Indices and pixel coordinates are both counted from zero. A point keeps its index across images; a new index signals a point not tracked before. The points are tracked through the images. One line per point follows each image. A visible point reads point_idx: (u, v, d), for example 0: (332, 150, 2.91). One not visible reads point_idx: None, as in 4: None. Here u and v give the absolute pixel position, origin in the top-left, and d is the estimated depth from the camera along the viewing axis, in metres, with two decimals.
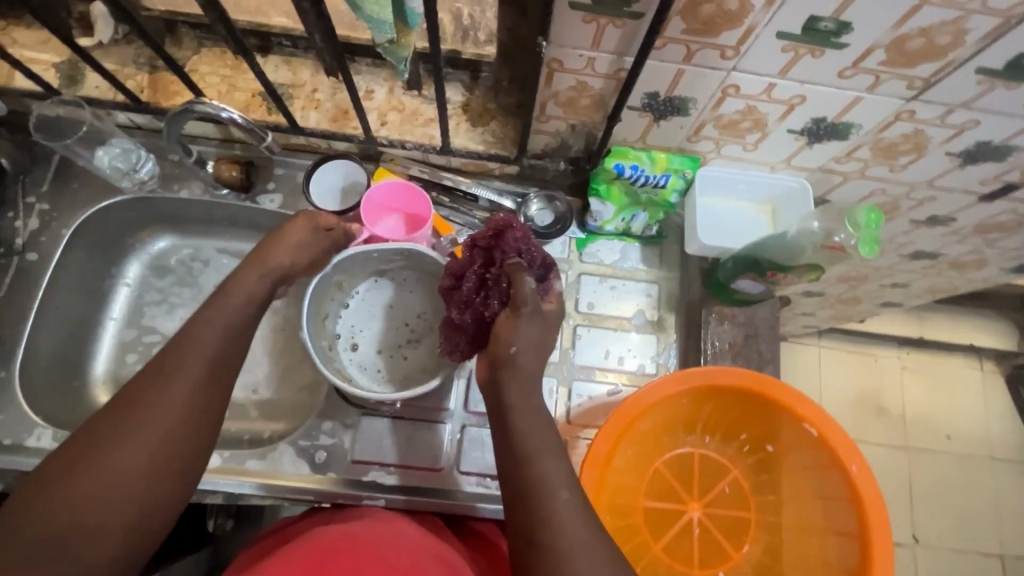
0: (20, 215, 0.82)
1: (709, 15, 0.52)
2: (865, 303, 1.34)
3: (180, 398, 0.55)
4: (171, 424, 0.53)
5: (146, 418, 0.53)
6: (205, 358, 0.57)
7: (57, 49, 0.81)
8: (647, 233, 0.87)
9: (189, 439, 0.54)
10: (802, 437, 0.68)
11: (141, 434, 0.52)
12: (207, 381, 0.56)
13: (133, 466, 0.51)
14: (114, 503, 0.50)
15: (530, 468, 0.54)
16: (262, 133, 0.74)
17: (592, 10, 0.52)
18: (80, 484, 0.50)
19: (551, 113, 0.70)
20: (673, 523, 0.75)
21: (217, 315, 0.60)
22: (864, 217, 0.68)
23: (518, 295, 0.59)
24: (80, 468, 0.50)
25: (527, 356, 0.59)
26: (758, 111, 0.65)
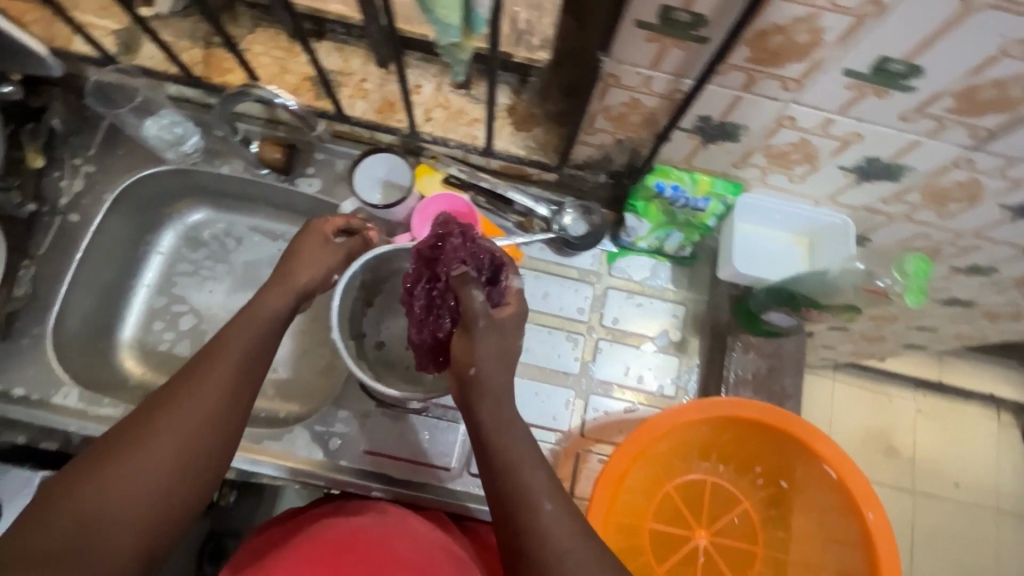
0: (65, 176, 0.84)
1: (777, 47, 0.51)
2: (889, 343, 1.31)
3: (211, 400, 0.55)
4: (202, 424, 0.54)
5: (174, 420, 0.54)
6: (231, 366, 0.57)
7: (115, 15, 0.82)
8: (680, 253, 0.86)
9: (210, 445, 0.55)
10: (818, 477, 0.67)
11: (168, 435, 0.53)
12: (232, 389, 0.57)
13: (163, 462, 0.52)
14: (130, 507, 0.50)
15: (509, 478, 0.53)
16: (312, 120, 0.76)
17: (658, 30, 0.52)
18: (98, 487, 0.50)
19: (599, 126, 0.70)
20: (678, 549, 0.73)
21: (245, 328, 0.60)
22: (913, 266, 0.75)
23: (468, 309, 0.55)
24: (112, 460, 0.51)
25: (497, 366, 0.56)
26: (810, 145, 0.64)
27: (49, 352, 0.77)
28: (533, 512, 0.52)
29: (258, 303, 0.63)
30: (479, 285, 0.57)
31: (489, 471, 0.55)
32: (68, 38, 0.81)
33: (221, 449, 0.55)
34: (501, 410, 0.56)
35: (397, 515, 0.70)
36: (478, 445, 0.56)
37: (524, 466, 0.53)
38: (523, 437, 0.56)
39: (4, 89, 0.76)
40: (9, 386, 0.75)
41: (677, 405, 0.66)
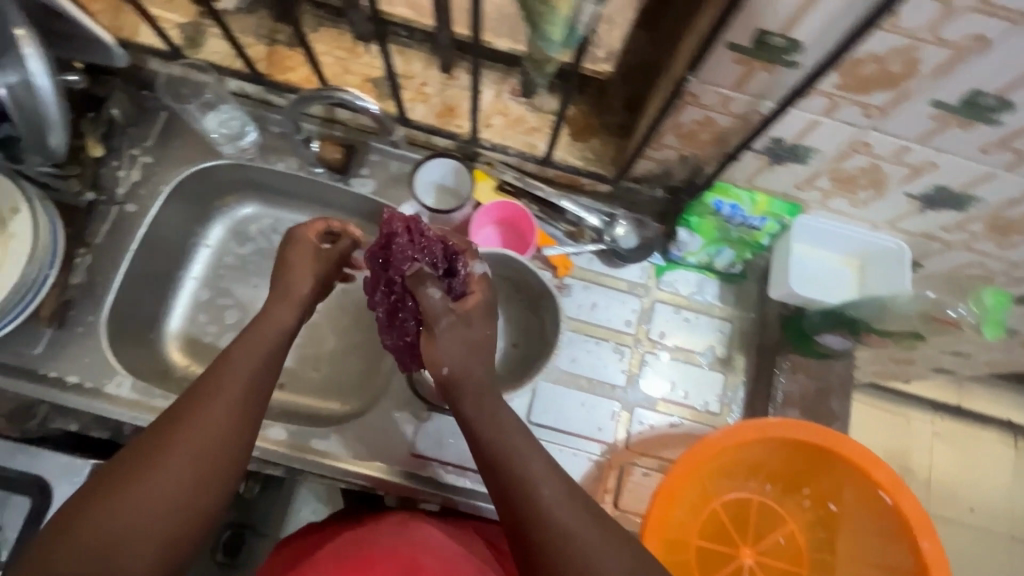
0: (123, 165, 0.84)
1: (869, 74, 0.51)
2: (917, 366, 1.31)
3: (223, 415, 0.53)
4: (214, 439, 0.52)
5: (185, 437, 0.51)
6: (243, 379, 0.55)
7: (182, 9, 0.83)
8: (729, 270, 0.86)
9: (223, 463, 0.52)
10: (869, 503, 0.67)
11: (181, 453, 0.50)
12: (244, 403, 0.54)
13: (176, 482, 0.49)
14: (146, 529, 0.48)
15: (508, 466, 0.52)
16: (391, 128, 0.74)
17: (749, 53, 0.52)
18: (109, 517, 0.47)
19: (666, 142, 0.70)
20: (723, 567, 0.73)
21: (256, 343, 0.59)
22: (992, 300, 0.73)
23: (430, 307, 0.60)
24: (124, 484, 0.48)
25: (469, 355, 0.58)
26: (881, 171, 0.64)
27: (103, 341, 0.78)
28: (538, 504, 0.51)
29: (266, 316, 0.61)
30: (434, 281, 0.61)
31: (487, 462, 0.54)
32: (135, 29, 0.82)
33: (234, 465, 0.53)
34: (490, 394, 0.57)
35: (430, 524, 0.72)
36: (470, 439, 0.56)
37: (523, 454, 0.53)
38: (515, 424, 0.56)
39: (72, 78, 0.76)
40: (64, 373, 0.76)
41: (731, 424, 0.67)
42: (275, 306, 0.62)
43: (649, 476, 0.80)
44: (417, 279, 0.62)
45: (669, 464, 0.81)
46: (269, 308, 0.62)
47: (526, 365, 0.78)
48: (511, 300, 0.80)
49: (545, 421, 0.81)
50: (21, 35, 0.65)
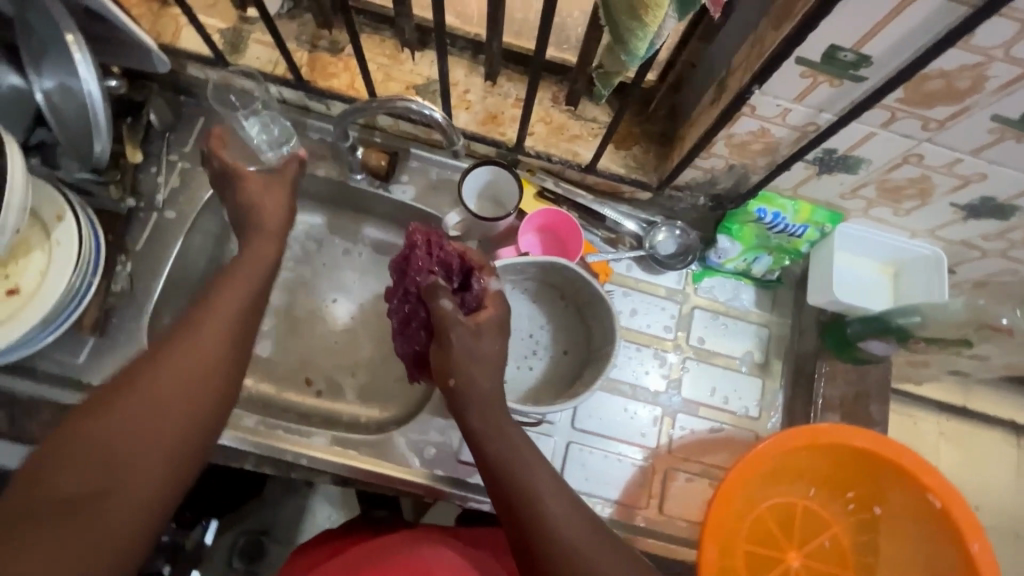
0: (161, 171, 0.84)
1: (935, 89, 0.52)
2: (931, 368, 1.32)
3: (214, 334, 0.55)
4: (210, 355, 0.54)
5: (181, 355, 0.52)
6: (230, 317, 0.57)
7: (224, 15, 0.82)
8: (766, 277, 0.87)
9: (213, 382, 0.53)
10: (916, 506, 0.68)
11: (177, 369, 0.52)
12: (230, 336, 0.56)
13: (175, 395, 0.51)
14: (148, 440, 0.48)
15: (515, 474, 0.54)
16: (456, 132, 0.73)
17: (816, 67, 0.53)
18: (104, 427, 0.47)
19: (716, 151, 0.71)
20: (770, 570, 0.74)
21: (240, 283, 0.62)
22: None
23: (441, 317, 0.61)
24: (120, 399, 0.49)
25: (476, 367, 0.59)
26: (929, 181, 0.66)
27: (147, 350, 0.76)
28: (536, 517, 0.51)
29: (243, 271, 0.63)
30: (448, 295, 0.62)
31: (490, 472, 0.55)
32: (175, 33, 0.81)
33: (224, 385, 0.54)
34: (497, 408, 0.58)
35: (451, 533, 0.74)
36: (475, 450, 0.57)
37: (526, 466, 0.54)
38: (521, 437, 0.57)
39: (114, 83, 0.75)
40: None
41: (776, 433, 0.68)
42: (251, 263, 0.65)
43: (692, 481, 0.81)
44: (431, 289, 0.64)
45: (713, 468, 0.82)
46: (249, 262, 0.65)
47: (576, 372, 0.78)
48: (557, 305, 0.80)
49: (590, 427, 0.81)
50: (71, 41, 0.66)
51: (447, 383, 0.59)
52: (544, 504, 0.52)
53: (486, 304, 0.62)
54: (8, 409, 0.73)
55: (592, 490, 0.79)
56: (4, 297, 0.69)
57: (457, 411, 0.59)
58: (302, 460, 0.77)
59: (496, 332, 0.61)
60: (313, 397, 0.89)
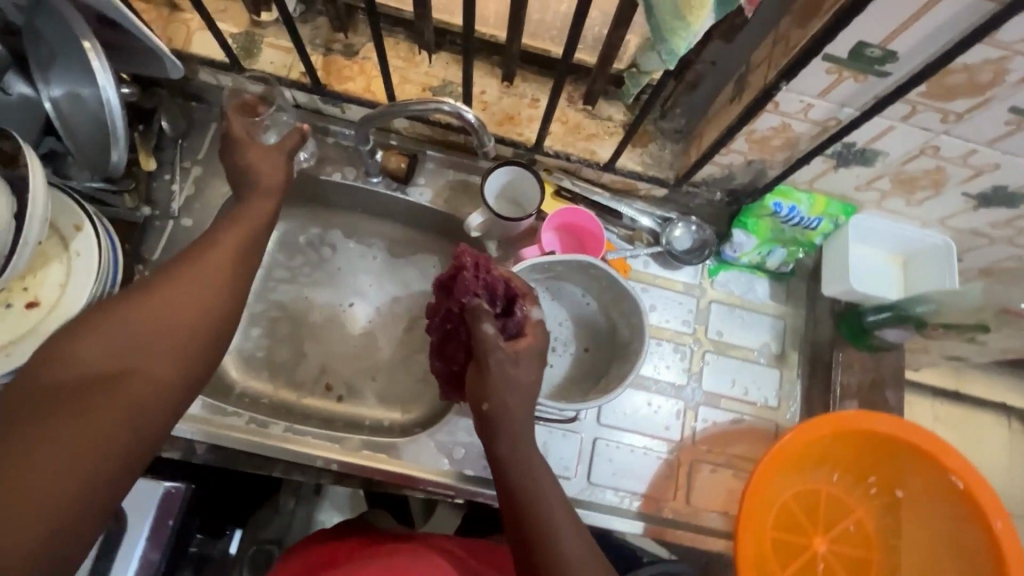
0: (175, 179, 0.83)
1: (955, 83, 0.54)
2: (928, 354, 1.35)
3: (221, 255, 0.54)
4: (218, 272, 0.53)
5: (189, 272, 0.52)
6: (237, 246, 0.56)
7: (235, 19, 0.81)
8: (780, 269, 0.88)
9: (223, 300, 0.52)
10: (938, 489, 0.71)
11: (186, 280, 0.51)
12: (238, 259, 0.55)
13: (185, 301, 0.50)
14: (159, 338, 0.47)
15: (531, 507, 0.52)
16: (484, 138, 0.72)
17: (842, 64, 0.55)
18: (116, 322, 0.46)
19: (736, 147, 0.72)
20: (799, 556, 0.76)
21: (248, 217, 0.60)
22: None
23: (482, 342, 0.59)
24: (129, 302, 0.48)
25: (509, 393, 0.57)
26: (943, 172, 0.68)
27: None
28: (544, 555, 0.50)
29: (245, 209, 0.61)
30: (491, 318, 0.61)
31: (507, 498, 0.54)
32: (187, 39, 0.80)
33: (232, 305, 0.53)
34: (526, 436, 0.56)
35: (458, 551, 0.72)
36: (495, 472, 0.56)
37: (543, 501, 0.53)
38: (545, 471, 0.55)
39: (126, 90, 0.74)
40: None
41: (802, 423, 0.69)
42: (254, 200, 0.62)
43: (717, 471, 0.82)
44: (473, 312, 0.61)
45: (735, 458, 0.83)
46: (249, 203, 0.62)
47: (599, 370, 0.79)
48: (579, 303, 0.81)
49: (615, 422, 0.82)
50: (89, 48, 0.65)
51: (480, 403, 0.57)
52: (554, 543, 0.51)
53: (527, 333, 0.60)
54: None
55: (619, 485, 0.80)
56: (22, 310, 0.68)
57: (483, 431, 0.57)
58: (332, 465, 0.77)
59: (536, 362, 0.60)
60: (335, 402, 0.88)
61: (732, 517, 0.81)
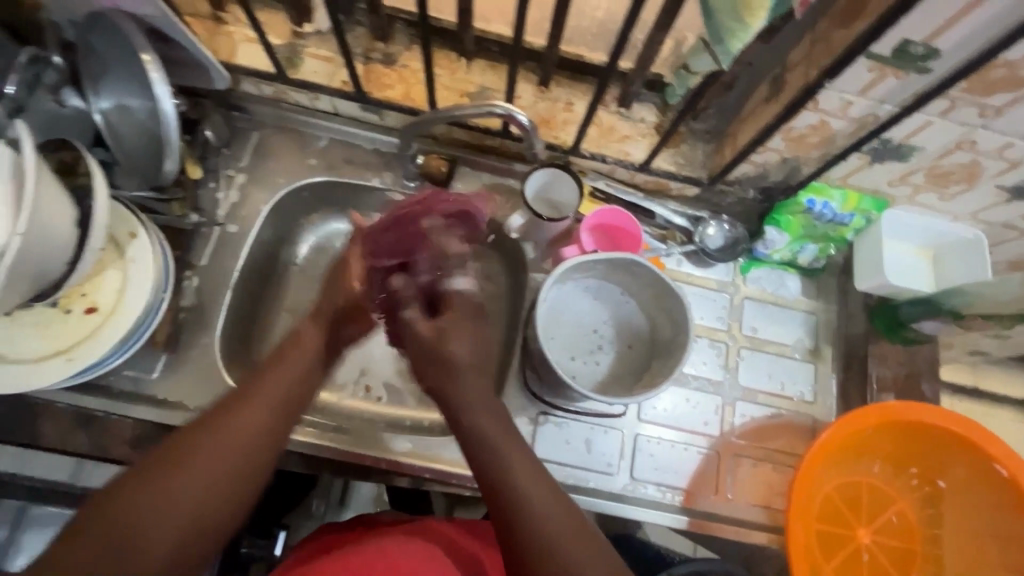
0: (220, 187, 0.85)
1: (996, 78, 0.56)
2: (953, 349, 1.35)
3: (258, 418, 0.57)
4: (250, 438, 0.55)
5: (226, 433, 0.54)
6: (276, 398, 0.60)
7: (277, 30, 0.83)
8: (811, 265, 0.90)
9: (255, 463, 0.55)
10: (981, 476, 0.71)
11: (220, 445, 0.53)
12: (280, 413, 0.59)
13: (211, 473, 0.52)
14: (174, 517, 0.49)
15: (494, 470, 0.55)
16: (535, 140, 0.74)
17: (885, 61, 0.57)
18: (136, 499, 0.48)
19: (772, 145, 0.74)
20: (843, 547, 0.76)
21: (291, 366, 0.63)
22: None
23: (413, 331, 0.65)
24: (159, 474, 0.50)
25: (477, 399, 0.59)
26: (979, 166, 0.69)
27: (219, 362, 0.77)
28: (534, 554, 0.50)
29: (292, 348, 0.66)
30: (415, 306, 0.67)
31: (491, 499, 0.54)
32: (231, 50, 0.82)
33: (264, 466, 0.56)
34: (502, 436, 0.57)
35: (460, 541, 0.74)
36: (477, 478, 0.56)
37: (523, 498, 0.53)
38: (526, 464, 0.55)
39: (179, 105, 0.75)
40: (184, 397, 0.75)
41: (843, 415, 0.70)
42: (301, 339, 0.68)
43: (756, 465, 0.83)
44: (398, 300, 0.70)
45: (774, 452, 0.84)
46: (297, 341, 0.67)
47: (640, 367, 0.81)
48: (618, 301, 0.83)
49: (656, 418, 0.83)
50: (149, 61, 0.67)
51: (456, 415, 0.59)
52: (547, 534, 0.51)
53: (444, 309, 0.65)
54: (88, 426, 0.72)
55: (660, 480, 0.81)
56: (82, 315, 0.69)
57: (463, 444, 0.58)
58: (382, 464, 0.78)
59: (465, 337, 0.63)
60: (374, 403, 0.89)
61: (773, 510, 0.82)
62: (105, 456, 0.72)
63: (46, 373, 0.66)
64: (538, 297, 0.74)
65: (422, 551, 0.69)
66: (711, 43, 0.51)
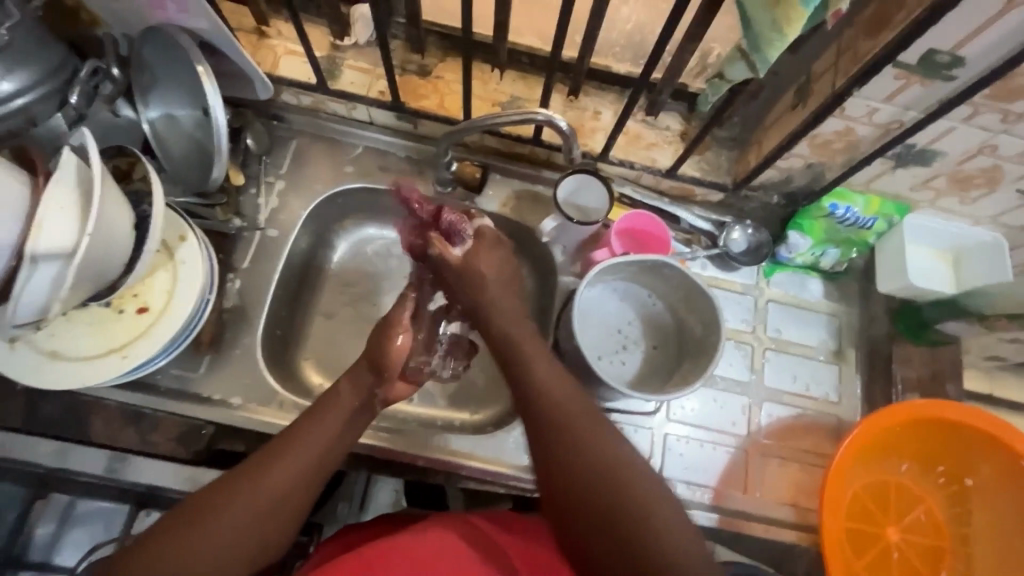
0: (261, 193, 0.88)
1: (1018, 85, 0.59)
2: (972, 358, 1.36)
3: (286, 481, 0.60)
4: (276, 503, 0.59)
5: (254, 496, 0.58)
6: (305, 462, 0.61)
7: (317, 43, 0.87)
8: (834, 268, 0.91)
9: (272, 529, 0.59)
10: (1009, 474, 0.73)
11: (248, 508, 0.58)
12: (304, 481, 0.61)
13: (238, 533, 0.57)
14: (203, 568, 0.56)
15: (578, 429, 0.60)
16: (575, 145, 0.76)
17: (911, 69, 0.60)
18: (172, 551, 0.55)
19: (798, 151, 0.77)
20: (873, 545, 0.77)
21: (327, 418, 0.65)
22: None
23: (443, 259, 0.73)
24: (193, 530, 0.56)
25: (533, 353, 0.66)
26: (1000, 170, 0.71)
27: (260, 361, 0.80)
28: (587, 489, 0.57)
29: (329, 404, 0.66)
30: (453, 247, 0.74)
31: (544, 447, 0.60)
32: (274, 63, 0.86)
33: (283, 530, 0.60)
34: (557, 387, 0.63)
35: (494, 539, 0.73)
36: (530, 427, 0.63)
37: (578, 439, 0.59)
38: (580, 408, 0.61)
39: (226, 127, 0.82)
40: (227, 395, 0.78)
41: (870, 414, 0.72)
42: (339, 398, 0.67)
43: (783, 465, 0.84)
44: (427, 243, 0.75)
45: (801, 452, 0.85)
46: (337, 399, 0.66)
47: (669, 367, 0.84)
48: (646, 303, 0.86)
49: (685, 417, 0.85)
50: (203, 72, 0.70)
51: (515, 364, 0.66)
52: (597, 475, 0.57)
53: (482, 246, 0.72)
54: (136, 424, 0.75)
55: (690, 479, 0.82)
56: (133, 316, 0.72)
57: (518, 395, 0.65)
58: (418, 461, 0.80)
59: (492, 259, 0.73)
60: (405, 403, 0.91)
61: (802, 509, 0.83)
62: (155, 452, 0.74)
63: (101, 370, 0.70)
64: (573, 298, 0.76)
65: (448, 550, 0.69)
66: (749, 52, 0.54)
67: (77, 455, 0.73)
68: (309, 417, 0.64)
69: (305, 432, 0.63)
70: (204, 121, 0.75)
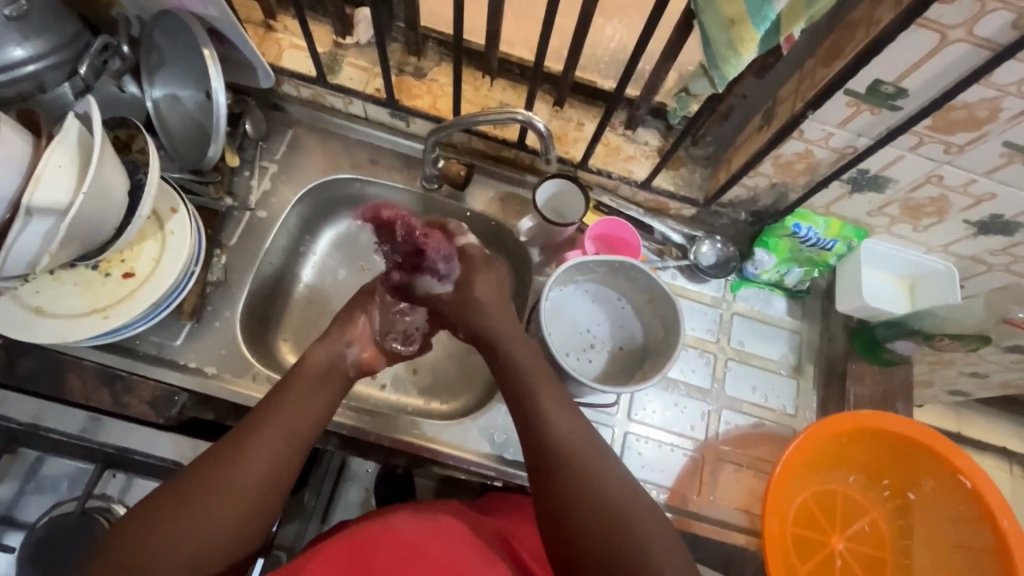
0: (254, 176, 0.91)
1: (957, 118, 0.64)
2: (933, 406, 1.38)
3: (289, 422, 0.67)
4: (284, 441, 0.65)
5: (262, 438, 0.64)
6: (300, 410, 0.68)
7: (320, 40, 0.92)
8: (797, 287, 0.95)
9: (268, 490, 0.63)
10: (949, 488, 0.76)
11: (260, 448, 0.64)
12: (297, 427, 0.67)
13: (256, 471, 0.62)
14: (227, 506, 0.60)
15: (570, 467, 0.64)
16: (551, 145, 0.79)
17: (861, 97, 0.66)
18: (200, 488, 0.60)
19: (763, 170, 0.82)
20: (818, 550, 0.80)
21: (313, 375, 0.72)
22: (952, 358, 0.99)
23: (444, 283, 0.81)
24: (214, 469, 0.61)
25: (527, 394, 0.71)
26: (947, 200, 0.76)
27: (238, 336, 0.83)
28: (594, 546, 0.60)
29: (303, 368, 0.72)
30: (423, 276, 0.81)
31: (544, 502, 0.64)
32: (277, 54, 0.90)
33: (268, 513, 0.63)
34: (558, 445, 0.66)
35: (482, 525, 0.75)
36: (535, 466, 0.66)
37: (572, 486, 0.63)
38: (582, 456, 0.65)
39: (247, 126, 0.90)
40: (203, 363, 0.81)
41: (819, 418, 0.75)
42: (303, 374, 0.71)
43: (738, 471, 0.87)
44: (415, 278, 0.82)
45: (757, 460, 0.88)
46: (299, 377, 0.71)
47: (630, 371, 0.87)
48: (615, 306, 0.90)
49: (646, 418, 0.88)
50: (208, 55, 0.74)
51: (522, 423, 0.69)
52: (601, 531, 0.60)
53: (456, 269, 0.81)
54: (110, 384, 0.75)
55: (647, 478, 0.85)
56: (119, 279, 0.75)
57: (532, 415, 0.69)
58: (384, 441, 0.82)
59: (488, 281, 0.81)
60: (377, 390, 0.93)
61: (753, 515, 0.85)
62: (125, 412, 0.75)
63: (83, 328, 0.72)
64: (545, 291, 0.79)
65: (435, 525, 0.70)
66: (709, 68, 0.61)
67: (51, 413, 0.75)
68: (275, 399, 0.68)
69: (277, 411, 0.67)
70: (206, 102, 0.79)
